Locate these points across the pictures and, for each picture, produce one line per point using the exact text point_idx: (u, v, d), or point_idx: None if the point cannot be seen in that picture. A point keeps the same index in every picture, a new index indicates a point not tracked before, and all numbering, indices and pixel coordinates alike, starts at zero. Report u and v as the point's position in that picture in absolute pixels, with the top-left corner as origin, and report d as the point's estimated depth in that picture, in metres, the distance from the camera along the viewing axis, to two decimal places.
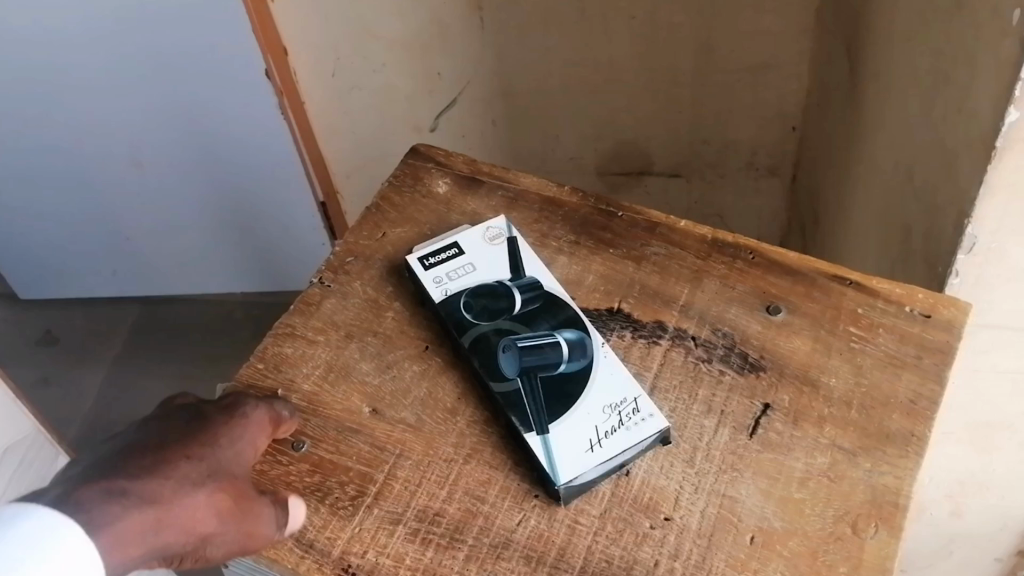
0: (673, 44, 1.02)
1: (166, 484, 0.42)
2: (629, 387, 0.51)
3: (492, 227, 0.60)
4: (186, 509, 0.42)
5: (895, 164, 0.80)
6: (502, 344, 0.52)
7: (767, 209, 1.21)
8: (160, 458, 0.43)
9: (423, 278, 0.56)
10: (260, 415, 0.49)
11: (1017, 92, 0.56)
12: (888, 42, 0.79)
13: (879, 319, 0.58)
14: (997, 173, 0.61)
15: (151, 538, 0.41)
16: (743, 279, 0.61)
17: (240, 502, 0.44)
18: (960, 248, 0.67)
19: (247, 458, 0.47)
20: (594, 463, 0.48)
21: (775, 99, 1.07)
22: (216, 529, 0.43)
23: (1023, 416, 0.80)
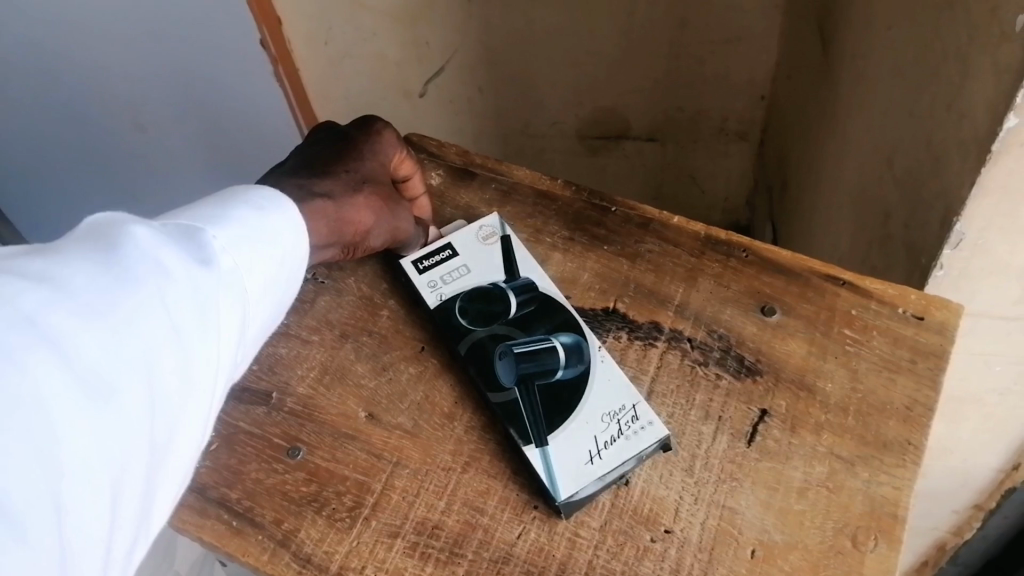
0: (651, 18, 1.00)
1: (337, 184, 0.54)
2: (628, 394, 0.51)
3: (485, 226, 0.58)
4: (351, 208, 0.54)
5: (872, 147, 0.79)
6: (498, 352, 0.51)
7: (737, 170, 1.22)
8: (325, 169, 0.55)
9: (418, 283, 0.56)
10: (394, 132, 0.59)
11: (1017, 99, 0.54)
12: (870, 28, 0.78)
13: (874, 322, 0.57)
14: (991, 174, 0.60)
15: (328, 223, 0.52)
16: (737, 278, 0.60)
17: (388, 205, 0.55)
18: (948, 243, 0.66)
19: (384, 169, 0.58)
20: (595, 474, 0.48)
21: (748, 71, 1.07)
22: (372, 224, 0.55)
23: (992, 393, 0.82)
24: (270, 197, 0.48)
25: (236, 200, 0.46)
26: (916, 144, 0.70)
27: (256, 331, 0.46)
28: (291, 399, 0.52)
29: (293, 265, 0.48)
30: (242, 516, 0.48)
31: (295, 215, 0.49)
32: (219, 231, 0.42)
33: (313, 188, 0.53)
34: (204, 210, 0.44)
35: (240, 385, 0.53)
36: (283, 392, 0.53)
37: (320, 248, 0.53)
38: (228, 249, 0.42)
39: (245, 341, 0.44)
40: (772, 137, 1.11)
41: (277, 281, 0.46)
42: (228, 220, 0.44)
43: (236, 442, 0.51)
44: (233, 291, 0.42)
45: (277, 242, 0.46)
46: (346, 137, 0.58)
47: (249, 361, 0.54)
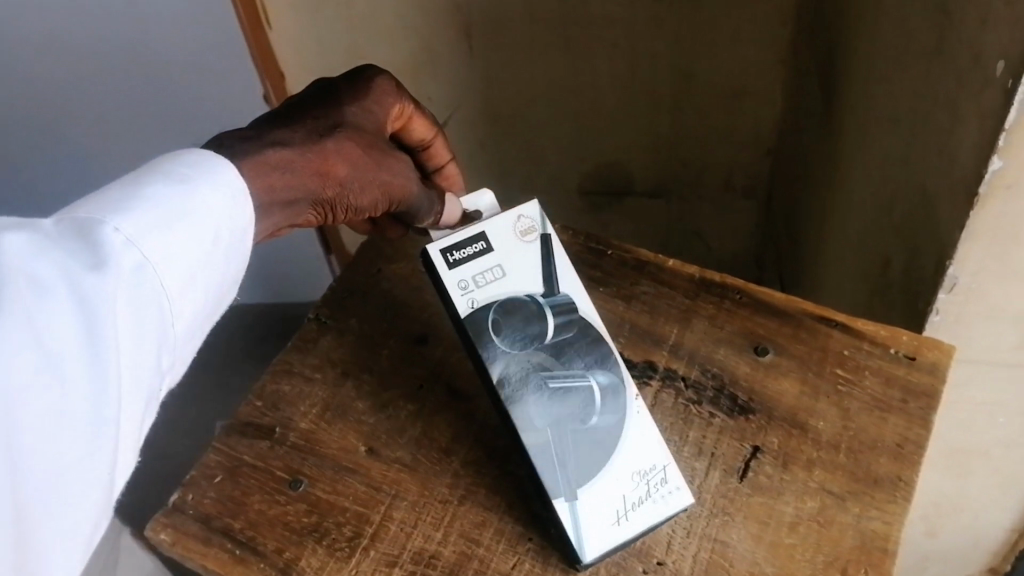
0: (654, 74, 1.03)
1: (298, 133, 0.50)
2: (661, 453, 0.51)
3: (524, 216, 0.53)
4: (324, 156, 0.50)
5: (873, 195, 0.81)
6: (533, 383, 0.50)
7: (744, 226, 1.24)
8: (291, 116, 0.51)
9: (447, 282, 0.51)
10: (385, 81, 0.56)
11: (1001, 143, 0.56)
12: (867, 78, 0.80)
13: (865, 361, 0.59)
14: (979, 219, 0.61)
15: (288, 175, 0.48)
16: (731, 319, 0.61)
17: (367, 155, 0.52)
18: (941, 287, 0.67)
19: (372, 115, 0.54)
20: (618, 538, 0.48)
21: (753, 126, 1.09)
22: (348, 174, 0.51)
23: (998, 446, 0.83)
24: (206, 160, 0.44)
25: (159, 172, 0.42)
26: (911, 190, 0.72)
27: (194, 316, 0.43)
28: (294, 433, 0.54)
29: (235, 238, 0.44)
30: (244, 545, 0.49)
31: (238, 179, 0.45)
32: (125, 221, 0.39)
33: (272, 137, 0.48)
34: (119, 191, 0.40)
35: (244, 421, 0.54)
36: (286, 427, 0.54)
37: (288, 206, 0.49)
38: (137, 240, 0.39)
39: (174, 339, 0.41)
40: (778, 193, 1.14)
41: (214, 261, 0.43)
42: (145, 203, 0.40)
43: (239, 475, 0.52)
44: (141, 291, 0.38)
45: (207, 220, 0.42)
46: (331, 88, 0.54)
47: (252, 399, 0.56)
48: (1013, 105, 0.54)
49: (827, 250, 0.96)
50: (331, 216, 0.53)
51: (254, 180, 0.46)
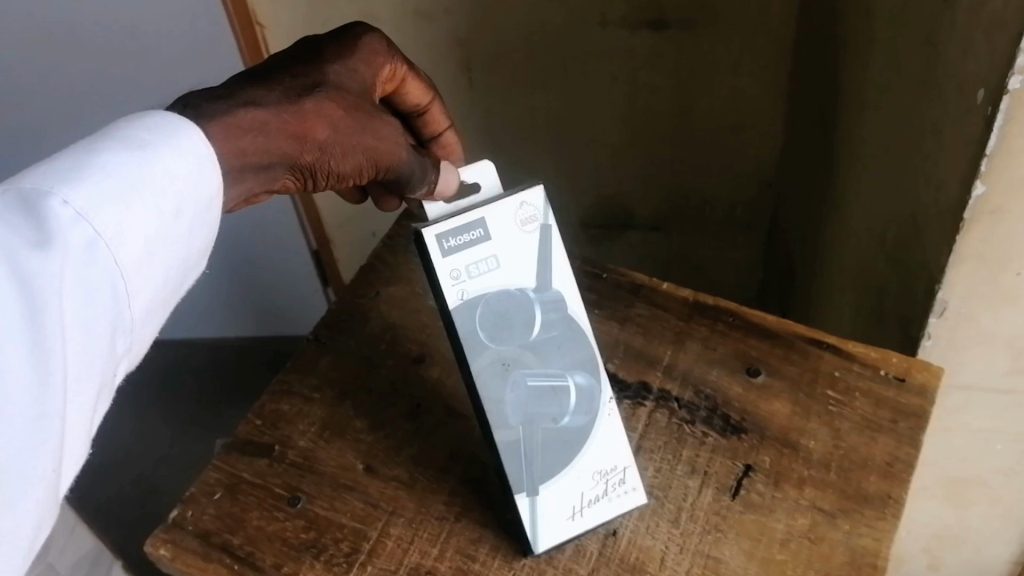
0: (652, 105, 1.06)
1: (274, 92, 0.46)
2: (623, 454, 0.53)
3: (527, 203, 0.51)
4: (300, 117, 0.46)
5: (866, 223, 0.82)
6: (512, 379, 0.51)
7: (745, 260, 1.25)
8: (266, 73, 0.47)
9: (439, 269, 0.49)
10: (374, 40, 0.52)
11: (983, 168, 0.58)
12: (858, 108, 0.81)
13: (856, 383, 0.59)
14: (966, 242, 0.62)
15: (260, 138, 0.45)
16: (724, 341, 0.62)
17: (351, 117, 0.49)
18: (932, 311, 0.68)
19: (359, 76, 0.51)
20: (572, 532, 0.51)
21: (753, 159, 1.11)
22: (329, 137, 0.48)
23: (996, 473, 0.84)
24: (171, 121, 0.41)
25: (118, 135, 0.39)
26: (901, 216, 0.74)
27: (156, 296, 0.40)
28: (293, 451, 0.55)
29: (201, 210, 0.42)
30: (243, 560, 0.49)
31: (206, 141, 0.42)
32: (75, 191, 0.36)
33: (246, 95, 0.45)
34: (70, 157, 0.38)
35: (243, 439, 0.55)
36: (285, 445, 0.55)
37: (261, 169, 0.46)
38: (88, 211, 0.36)
39: (132, 321, 0.39)
40: (779, 226, 1.15)
41: (177, 235, 0.40)
42: (98, 170, 0.37)
43: (239, 492, 0.53)
44: (90, 269, 0.36)
45: (170, 189, 0.39)
46: (317, 45, 0.50)
47: (252, 418, 0.57)
48: (992, 131, 0.55)
49: (824, 280, 0.97)
50: (313, 180, 0.50)
51: (224, 144, 0.43)
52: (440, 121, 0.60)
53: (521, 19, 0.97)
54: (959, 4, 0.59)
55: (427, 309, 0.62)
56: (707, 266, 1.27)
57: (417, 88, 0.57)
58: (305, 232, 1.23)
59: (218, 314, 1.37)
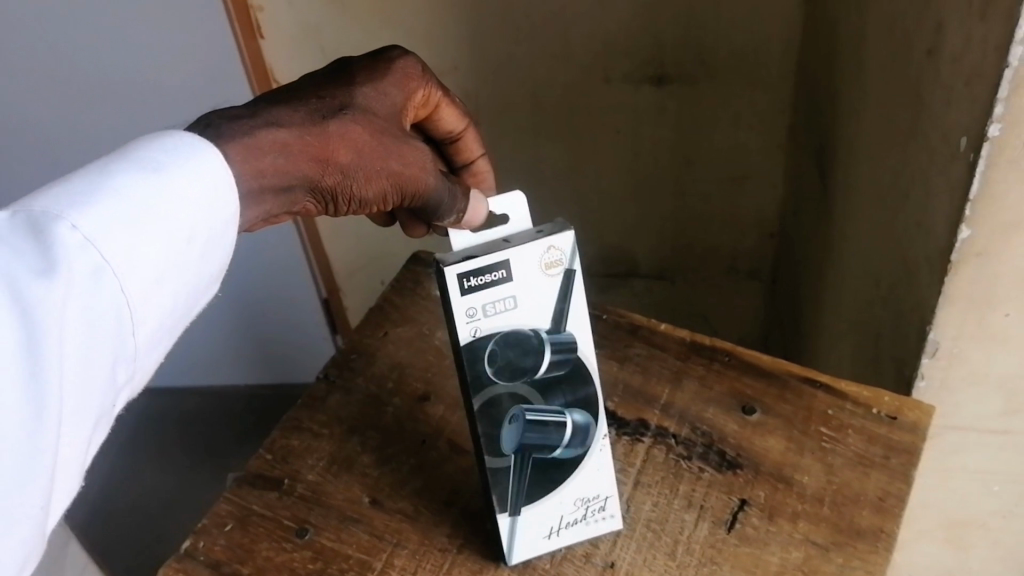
0: (654, 155, 1.09)
1: (298, 114, 0.48)
2: (607, 485, 0.54)
3: (554, 248, 0.51)
4: (321, 140, 0.48)
5: (861, 269, 0.85)
6: (511, 413, 0.51)
7: (749, 309, 1.27)
8: (295, 95, 0.49)
9: (455, 306, 0.50)
10: (410, 64, 0.53)
11: (967, 213, 0.60)
12: (850, 156, 0.84)
13: (848, 420, 0.61)
14: (955, 284, 0.64)
15: (279, 160, 0.47)
16: (720, 380, 0.64)
17: (375, 140, 0.50)
18: (924, 352, 0.70)
19: (389, 99, 0.52)
20: (545, 548, 0.54)
21: (754, 209, 1.14)
22: (352, 160, 0.49)
23: (995, 516, 0.84)
24: (184, 147, 0.43)
25: (132, 160, 0.41)
26: (893, 262, 0.76)
27: (160, 324, 0.42)
28: (301, 484, 0.57)
29: (209, 236, 0.43)
30: None
31: (222, 164, 0.44)
32: (83, 217, 0.38)
33: (267, 116, 0.47)
34: (83, 181, 0.40)
35: (254, 472, 0.58)
36: (294, 478, 0.57)
37: (280, 191, 0.48)
38: (95, 236, 0.38)
39: (136, 348, 0.41)
40: (781, 274, 1.17)
41: (186, 262, 0.42)
42: (108, 195, 0.39)
43: (249, 524, 0.55)
44: (95, 292, 0.38)
45: (179, 216, 0.41)
46: (349, 68, 0.52)
47: (263, 452, 0.59)
48: (975, 176, 0.58)
49: (823, 324, 0.99)
50: (339, 203, 0.51)
51: (242, 165, 0.45)
52: (475, 149, 0.61)
53: (526, 72, 1.01)
54: (940, 58, 0.61)
55: (434, 349, 0.65)
56: (711, 315, 1.28)
57: (451, 113, 0.57)
58: (314, 280, 1.25)
59: (227, 362, 1.40)
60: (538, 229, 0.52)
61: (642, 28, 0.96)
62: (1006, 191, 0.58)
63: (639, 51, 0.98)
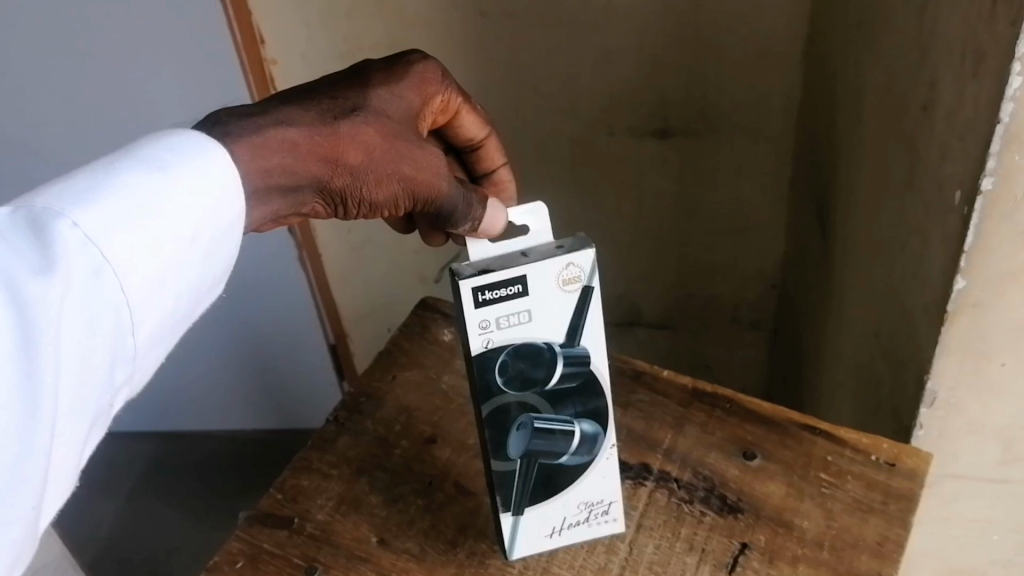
0: (659, 207, 1.11)
1: (308, 113, 0.50)
2: (611, 491, 0.57)
3: (572, 264, 0.52)
4: (331, 140, 0.50)
5: (860, 319, 0.86)
6: (518, 421, 0.54)
7: (752, 360, 1.28)
8: (310, 94, 0.51)
9: (469, 319, 0.52)
10: (428, 69, 0.55)
11: (962, 264, 0.61)
12: (850, 207, 0.86)
13: (847, 466, 0.62)
14: (952, 334, 0.66)
15: (287, 158, 0.49)
16: (721, 426, 0.66)
17: (386, 141, 0.52)
18: (922, 401, 0.71)
19: (403, 101, 0.54)
20: (547, 546, 0.58)
21: (757, 260, 1.15)
22: (360, 160, 0.52)
23: (995, 565, 0.85)
24: (189, 146, 0.45)
25: (136, 160, 0.43)
26: (891, 312, 0.77)
27: (159, 324, 0.43)
28: (311, 523, 0.59)
29: (212, 238, 0.45)
30: None
31: (226, 163, 0.46)
32: (84, 215, 0.39)
33: (279, 115, 0.49)
34: (87, 178, 0.41)
35: (265, 511, 0.59)
36: (303, 517, 0.59)
37: (288, 190, 0.50)
38: (96, 234, 0.39)
39: (135, 347, 0.42)
40: (783, 325, 1.18)
41: (186, 262, 0.43)
42: (110, 194, 0.40)
43: (259, 562, 0.56)
44: (96, 291, 0.39)
45: (182, 216, 0.42)
46: (366, 70, 0.54)
47: (274, 492, 0.61)
48: (969, 229, 0.60)
49: (824, 373, 1.00)
50: (352, 200, 0.54)
51: (249, 164, 0.47)
52: (496, 157, 0.63)
53: (533, 125, 1.04)
54: (934, 113, 0.63)
55: (441, 393, 0.68)
56: (715, 365, 1.29)
57: (472, 119, 0.60)
58: (323, 326, 1.27)
59: (232, 407, 1.41)
60: (558, 245, 0.53)
61: (646, 82, 0.99)
62: (999, 244, 0.60)
63: (644, 104, 1.01)
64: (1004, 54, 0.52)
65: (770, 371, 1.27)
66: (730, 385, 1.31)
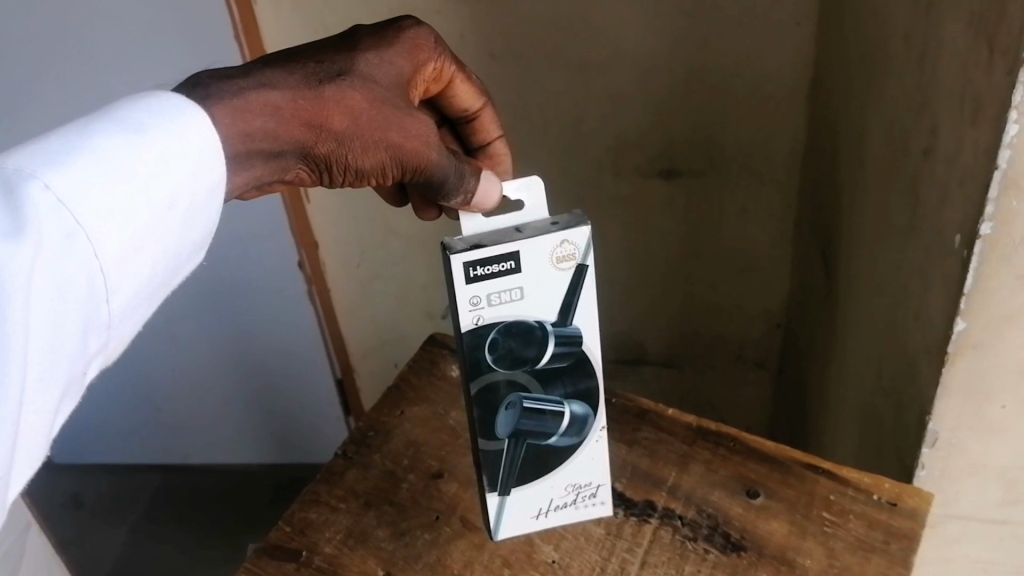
0: (665, 246, 1.13)
1: (293, 77, 0.50)
2: (599, 475, 0.60)
3: (568, 242, 0.53)
4: (315, 104, 0.50)
5: (862, 359, 0.87)
6: (508, 400, 0.56)
7: (756, 399, 1.28)
8: (297, 58, 0.51)
9: (461, 294, 0.53)
10: (421, 36, 0.56)
11: (962, 305, 0.62)
12: (853, 248, 0.87)
13: (849, 505, 0.63)
14: (952, 375, 0.66)
15: (269, 122, 0.49)
16: (725, 464, 0.67)
17: (372, 107, 0.52)
18: (924, 441, 0.72)
19: (391, 67, 0.54)
20: (533, 525, 0.61)
21: (761, 300, 1.17)
22: (346, 126, 0.52)
23: None
24: (165, 109, 0.44)
25: (110, 124, 0.42)
26: (893, 353, 0.78)
27: (135, 292, 0.42)
28: (318, 556, 0.59)
29: (189, 207, 0.45)
30: None
31: (204, 128, 0.45)
32: (56, 178, 0.38)
33: (261, 78, 0.49)
34: (58, 143, 0.41)
35: (274, 542, 0.60)
36: (311, 550, 0.60)
37: (269, 155, 0.51)
38: (68, 196, 0.38)
39: (109, 316, 0.41)
40: (786, 364, 1.19)
41: (163, 230, 0.43)
42: (85, 156, 0.40)
43: None
44: (68, 252, 0.38)
45: (158, 182, 0.42)
46: (355, 35, 0.54)
47: (282, 524, 0.62)
48: (969, 272, 0.61)
49: (827, 413, 1.01)
50: (339, 168, 0.54)
51: (228, 127, 0.47)
52: (492, 128, 0.64)
53: (541, 165, 1.06)
54: (934, 158, 0.65)
55: (448, 429, 0.69)
56: (720, 404, 1.30)
57: (466, 87, 0.60)
58: (331, 363, 1.29)
59: (238, 440, 1.42)
60: (554, 221, 0.54)
61: (652, 124, 1.01)
62: (999, 287, 0.61)
63: (650, 145, 1.03)
64: (1000, 103, 0.53)
65: (773, 411, 1.28)
66: (734, 423, 1.31)
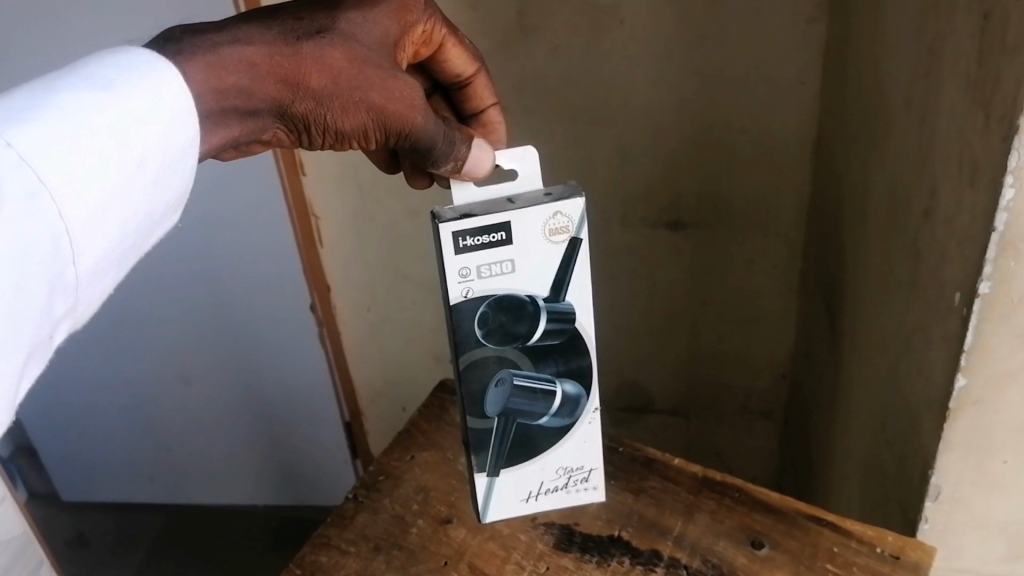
0: (671, 295, 1.14)
1: (271, 33, 0.52)
2: (590, 461, 0.65)
3: (559, 213, 0.56)
4: (292, 60, 0.52)
5: (866, 411, 0.88)
6: (498, 377, 0.60)
7: (762, 451, 1.29)
8: (280, 16, 0.53)
9: (451, 265, 0.56)
10: None
11: (962, 361, 0.63)
12: (856, 301, 0.88)
13: (853, 557, 0.63)
14: (955, 431, 0.67)
15: (246, 79, 0.51)
16: (730, 515, 0.67)
17: (352, 66, 0.54)
18: (927, 495, 0.72)
19: (373, 27, 0.55)
20: (523, 505, 0.65)
21: (767, 351, 1.18)
22: (324, 85, 0.53)
23: None
24: (132, 66, 0.46)
25: (76, 79, 0.43)
26: (895, 406, 0.79)
27: (103, 252, 0.43)
28: None
29: (157, 169, 0.45)
30: None
31: (173, 85, 0.47)
32: (18, 135, 0.39)
33: (237, 34, 0.51)
34: (22, 102, 0.41)
35: None
36: None
37: (245, 113, 0.52)
38: (30, 152, 0.39)
39: (77, 277, 0.42)
40: (792, 415, 1.19)
41: (132, 188, 0.44)
42: (49, 114, 0.41)
43: None
44: (33, 207, 0.39)
45: (125, 139, 0.43)
46: None
47: (293, 566, 0.63)
48: (968, 329, 0.62)
49: (832, 464, 1.01)
50: (320, 129, 0.56)
51: (200, 82, 0.49)
52: (485, 95, 0.66)
53: None
54: (934, 218, 0.67)
55: (456, 474, 0.70)
56: (726, 454, 1.30)
57: (456, 49, 0.62)
58: (340, 406, 1.30)
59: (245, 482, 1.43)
60: (547, 193, 0.57)
61: (659, 176, 1.03)
62: (998, 344, 0.62)
63: (658, 197, 1.05)
64: (996, 166, 0.55)
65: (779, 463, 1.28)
66: (740, 474, 1.31)
